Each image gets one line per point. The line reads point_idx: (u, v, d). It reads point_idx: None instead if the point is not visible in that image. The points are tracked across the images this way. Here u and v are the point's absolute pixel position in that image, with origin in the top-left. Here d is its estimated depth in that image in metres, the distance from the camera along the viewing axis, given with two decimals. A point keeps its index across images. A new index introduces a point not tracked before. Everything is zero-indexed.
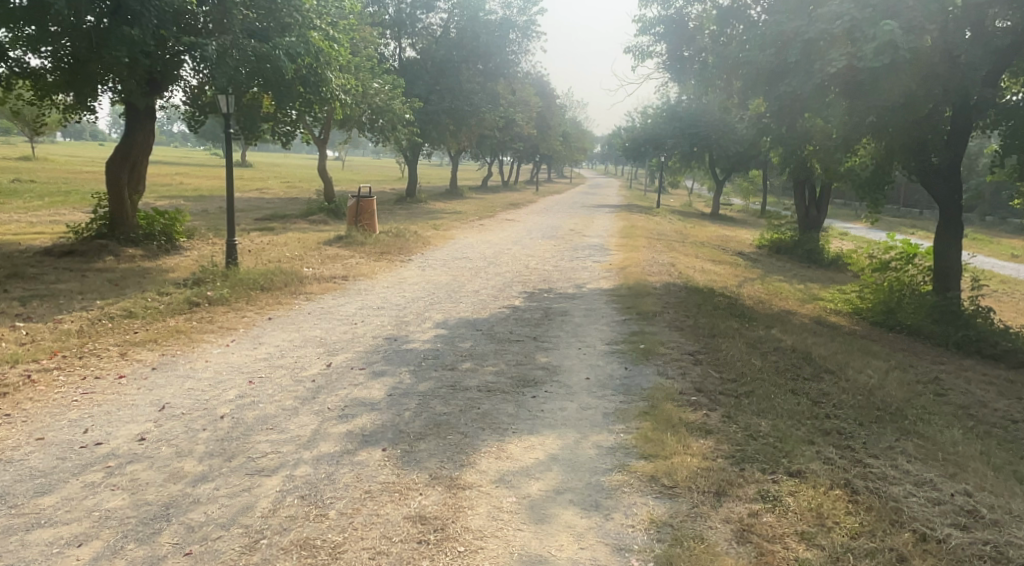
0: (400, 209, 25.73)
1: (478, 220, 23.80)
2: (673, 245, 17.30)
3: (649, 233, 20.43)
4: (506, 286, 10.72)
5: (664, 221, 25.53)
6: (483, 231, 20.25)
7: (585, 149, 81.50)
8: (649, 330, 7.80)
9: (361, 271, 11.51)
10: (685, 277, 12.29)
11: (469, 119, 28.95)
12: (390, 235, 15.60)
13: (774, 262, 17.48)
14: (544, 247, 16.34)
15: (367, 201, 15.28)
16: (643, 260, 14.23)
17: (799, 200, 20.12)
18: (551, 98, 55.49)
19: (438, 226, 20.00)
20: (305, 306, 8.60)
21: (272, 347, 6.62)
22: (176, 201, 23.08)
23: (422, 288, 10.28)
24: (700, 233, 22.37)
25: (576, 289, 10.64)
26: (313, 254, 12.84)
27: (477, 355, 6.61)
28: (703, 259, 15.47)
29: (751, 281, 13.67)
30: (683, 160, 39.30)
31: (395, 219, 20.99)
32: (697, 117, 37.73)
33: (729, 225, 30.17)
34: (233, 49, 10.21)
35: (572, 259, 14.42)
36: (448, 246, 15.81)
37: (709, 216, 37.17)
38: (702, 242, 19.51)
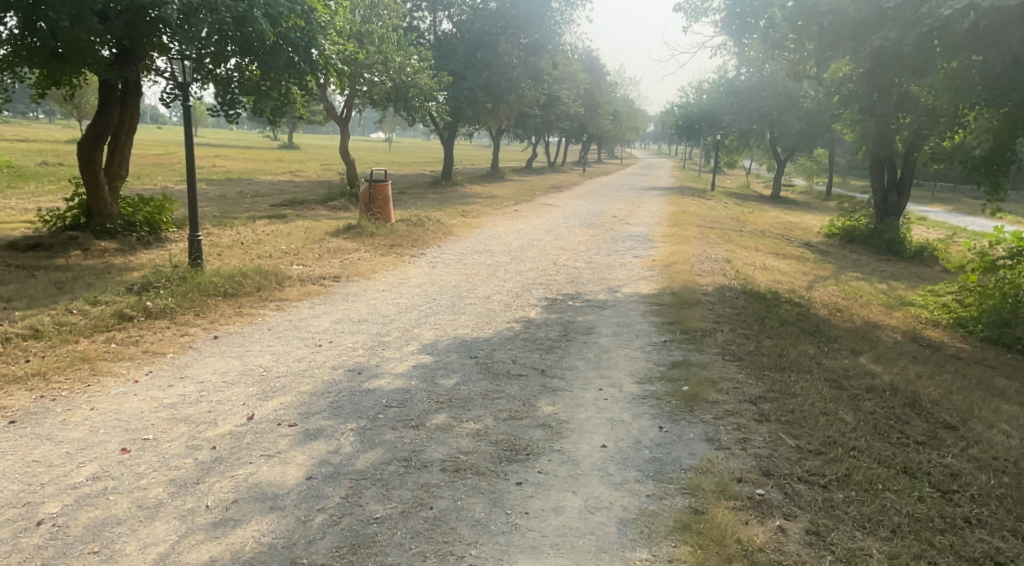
0: (433, 193, 24.24)
1: (514, 205, 22.07)
2: (728, 236, 15.22)
3: (701, 220, 18.28)
4: (524, 290, 8.99)
5: (718, 205, 23.34)
6: (516, 218, 18.48)
7: (637, 129, 78.52)
8: (696, 361, 5.94)
9: (359, 269, 9.95)
10: (743, 278, 10.29)
11: (507, 95, 27.05)
12: (407, 224, 14.04)
13: (848, 255, 15.18)
14: (579, 238, 14.49)
15: (381, 186, 13.69)
16: (693, 254, 12.26)
17: (876, 182, 17.66)
18: (600, 74, 53.05)
19: (467, 213, 18.33)
20: (270, 318, 7.04)
21: (192, 385, 5.05)
22: (199, 186, 22.05)
23: (423, 293, 8.63)
24: (759, 220, 20.14)
25: (607, 295, 8.82)
26: (313, 248, 11.35)
27: (457, 402, 4.90)
28: (764, 253, 13.37)
29: (822, 280, 11.56)
30: (741, 138, 36.63)
31: (422, 206, 19.44)
32: (757, 92, 34.88)
33: (792, 209, 27.61)
34: (206, 10, 8.55)
35: (609, 252, 12.57)
36: (472, 236, 14.15)
37: (769, 199, 34.45)
38: (762, 231, 17.29)
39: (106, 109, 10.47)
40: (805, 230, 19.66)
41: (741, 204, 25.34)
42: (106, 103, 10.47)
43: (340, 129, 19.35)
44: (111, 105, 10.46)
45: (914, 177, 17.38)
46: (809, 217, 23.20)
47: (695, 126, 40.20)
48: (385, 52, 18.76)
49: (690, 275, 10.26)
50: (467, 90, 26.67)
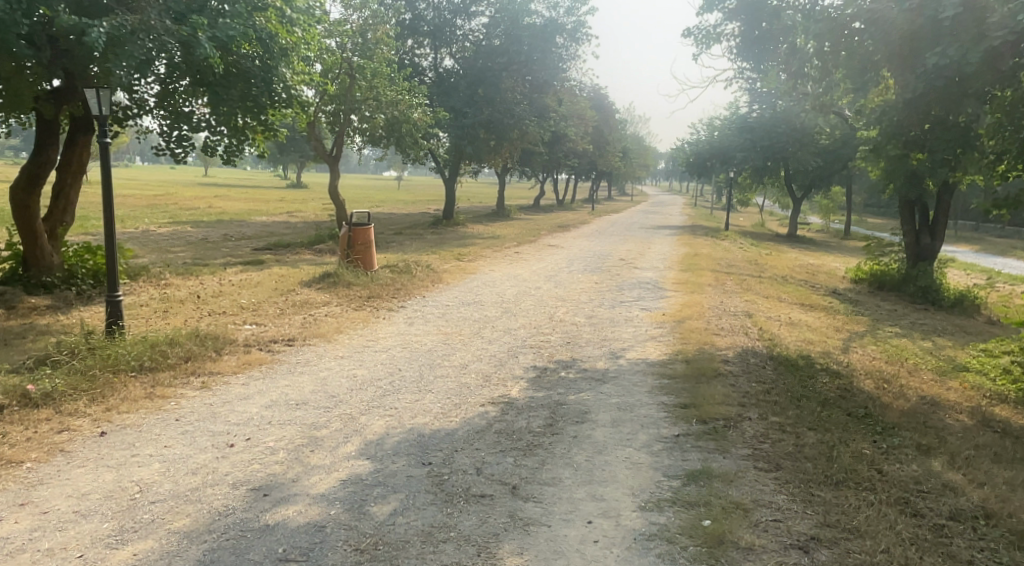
0: (431, 235, 23.07)
1: (516, 247, 20.85)
2: (747, 283, 13.83)
3: (715, 264, 16.89)
4: (510, 355, 7.63)
5: (733, 246, 21.99)
6: (516, 262, 17.21)
7: (647, 166, 77.72)
8: (720, 471, 4.51)
9: (323, 327, 8.64)
10: (767, 338, 8.88)
11: (510, 133, 26.04)
12: (391, 271, 12.78)
13: (881, 305, 13.71)
14: (582, 286, 13.17)
15: (363, 229, 12.48)
16: (707, 306, 10.86)
17: (906, 222, 16.38)
18: (609, 111, 52.28)
19: (462, 257, 17.08)
20: (186, 402, 5.69)
21: (25, 522, 3.67)
22: (183, 228, 20.96)
23: (389, 361, 7.27)
24: (778, 263, 18.75)
25: (608, 363, 7.41)
26: (278, 302, 10.08)
27: (387, 548, 3.51)
28: (788, 304, 11.95)
29: (857, 338, 10.11)
30: (755, 175, 35.40)
31: (415, 250, 18.23)
32: (771, 128, 33.71)
33: (812, 250, 26.21)
34: (143, 35, 7.33)
35: (613, 304, 11.19)
36: (463, 284, 12.87)
37: (785, 238, 33.07)
38: (783, 276, 15.87)
39: (44, 149, 9.34)
40: (829, 274, 18.22)
41: (758, 244, 23.97)
42: (43, 143, 9.33)
43: (330, 168, 18.27)
44: (50, 145, 9.35)
45: (948, 220, 16.13)
46: (831, 259, 21.78)
47: (706, 163, 39.08)
48: (377, 87, 17.78)
49: (706, 333, 8.86)
50: (468, 127, 25.67)
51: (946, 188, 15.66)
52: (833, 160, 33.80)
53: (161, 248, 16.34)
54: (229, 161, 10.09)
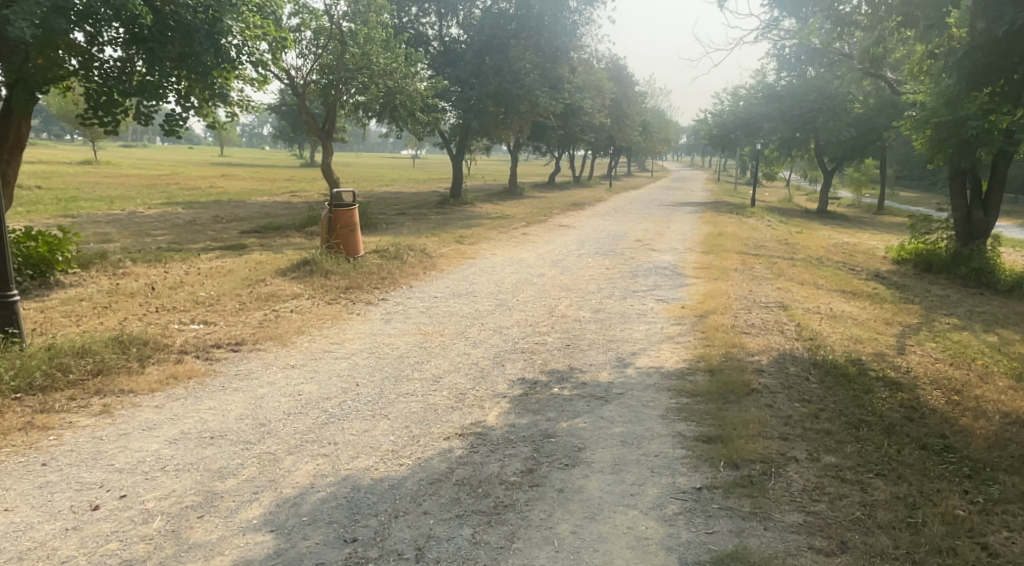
0: (438, 216, 21.81)
1: (525, 227, 19.53)
2: (779, 267, 12.36)
3: (741, 245, 15.39)
4: (495, 364, 6.33)
5: (760, 224, 20.46)
6: (523, 245, 15.90)
7: (668, 140, 75.56)
8: (760, 558, 3.18)
9: (282, 328, 7.38)
10: (807, 337, 7.46)
11: (520, 104, 24.56)
12: (379, 258, 11.54)
13: (930, 290, 12.18)
14: (592, 273, 11.79)
15: (346, 210, 11.22)
16: (733, 296, 9.46)
17: (955, 196, 14.77)
18: (628, 83, 50.33)
19: (464, 240, 15.78)
20: (69, 437, 4.49)
21: None
22: (174, 210, 19.89)
23: (347, 373, 6.00)
24: (810, 243, 17.20)
25: (615, 375, 6.07)
26: (242, 294, 8.89)
27: None
28: (827, 293, 10.48)
29: (912, 333, 8.64)
30: (783, 148, 33.53)
31: (415, 232, 16.98)
32: (801, 97, 31.76)
33: (844, 227, 24.51)
34: None
35: (625, 293, 9.83)
36: (458, 271, 11.58)
37: (814, 214, 31.29)
38: (817, 258, 14.37)
39: None
40: (866, 254, 16.65)
41: (785, 221, 22.36)
42: None
43: (322, 144, 17.02)
44: None
45: (1004, 193, 14.51)
46: (868, 237, 20.14)
47: (730, 136, 37.18)
48: (369, 55, 16.45)
49: (733, 332, 7.48)
50: (475, 99, 24.25)
51: (1001, 156, 14.15)
52: (867, 131, 31.81)
53: (142, 232, 15.25)
54: (173, 133, 8.78)
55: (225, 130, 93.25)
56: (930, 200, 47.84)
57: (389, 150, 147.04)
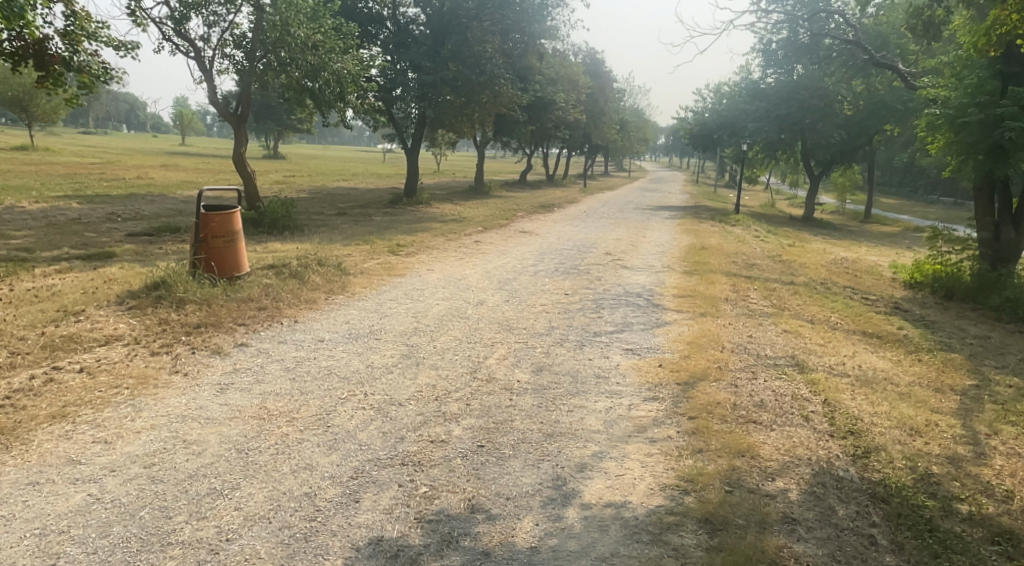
0: (384, 218, 19.21)
1: (479, 234, 16.94)
2: (780, 299, 9.92)
3: (728, 263, 12.97)
4: (343, 498, 3.74)
5: (746, 235, 18.20)
6: (472, 256, 13.39)
7: (648, 140, 73.55)
8: None
9: (30, 410, 4.68)
10: (847, 431, 4.98)
11: (481, 93, 22.02)
12: (269, 279, 8.92)
13: (964, 329, 9.84)
14: (545, 303, 9.22)
15: (223, 215, 8.52)
16: (727, 347, 7.00)
17: (980, 209, 12.76)
18: (605, 78, 47.99)
19: (400, 251, 13.14)
20: None
21: None
22: (68, 205, 16.97)
23: (61, 529, 3.37)
24: (805, 260, 14.94)
25: (541, 533, 3.51)
26: (31, 335, 6.22)
27: None
28: (847, 341, 8.06)
29: (978, 407, 6.21)
30: (767, 150, 31.46)
31: (346, 239, 14.31)
32: (788, 96, 29.69)
33: (835, 239, 22.41)
34: None
35: (583, 338, 7.32)
36: (372, 298, 8.97)
37: (799, 221, 29.15)
38: (819, 281, 12.03)
39: None
40: (872, 275, 14.38)
41: (774, 232, 20.03)
42: None
43: (236, 132, 14.27)
44: None
45: None
46: (867, 253, 17.96)
47: (712, 137, 35.02)
48: (289, 26, 13.36)
49: (735, 423, 4.97)
50: (431, 85, 21.66)
51: None
52: (858, 135, 29.87)
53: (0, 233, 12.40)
54: None
55: (186, 118, 89.12)
56: (912, 208, 46.21)
57: (362, 143, 143.32)
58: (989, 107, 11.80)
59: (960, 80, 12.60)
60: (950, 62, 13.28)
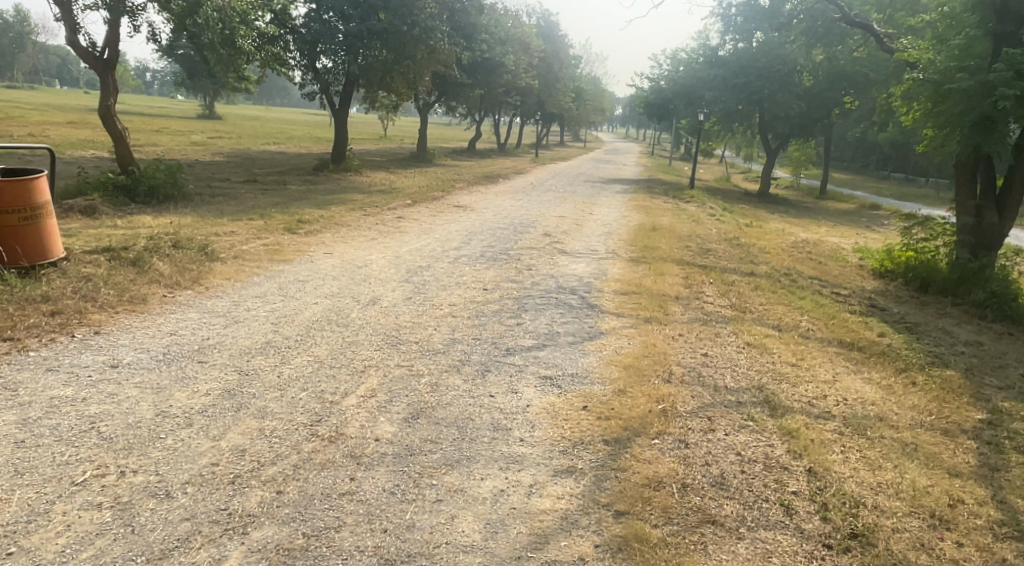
0: (300, 187, 17.00)
1: (405, 208, 14.94)
2: (743, 297, 8.29)
3: (681, 247, 11.34)
4: None
5: (702, 212, 16.63)
6: (387, 236, 11.44)
7: (604, 110, 71.82)
8: None
9: None
10: (848, 534, 3.35)
11: (414, 48, 19.80)
12: (89, 270, 6.83)
13: (950, 333, 8.40)
14: (453, 301, 7.39)
15: (11, 181, 6.31)
16: (674, 374, 5.31)
17: (961, 191, 11.48)
18: (560, 41, 45.82)
19: (299, 229, 11.10)
20: None
21: None
22: None
23: None
24: (765, 243, 13.45)
25: None
26: None
27: None
28: (824, 357, 6.45)
29: (1003, 463, 4.67)
30: (723, 121, 30.02)
31: (239, 213, 12.16)
32: (747, 64, 28.23)
33: (794, 217, 21.10)
34: None
35: (489, 359, 5.53)
36: (230, 295, 6.99)
37: (755, 198, 27.91)
38: (782, 270, 10.48)
39: None
40: (837, 261, 12.96)
41: (731, 210, 18.53)
42: None
43: (102, 81, 11.85)
44: None
45: None
46: (829, 236, 16.63)
47: (668, 106, 33.42)
48: None
49: (683, 528, 3.26)
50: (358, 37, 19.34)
51: None
52: (818, 107, 28.63)
53: None
54: None
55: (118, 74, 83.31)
56: (865, 184, 45.69)
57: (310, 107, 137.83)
58: (979, 72, 10.26)
59: (945, 42, 11.02)
60: (934, 20, 11.70)
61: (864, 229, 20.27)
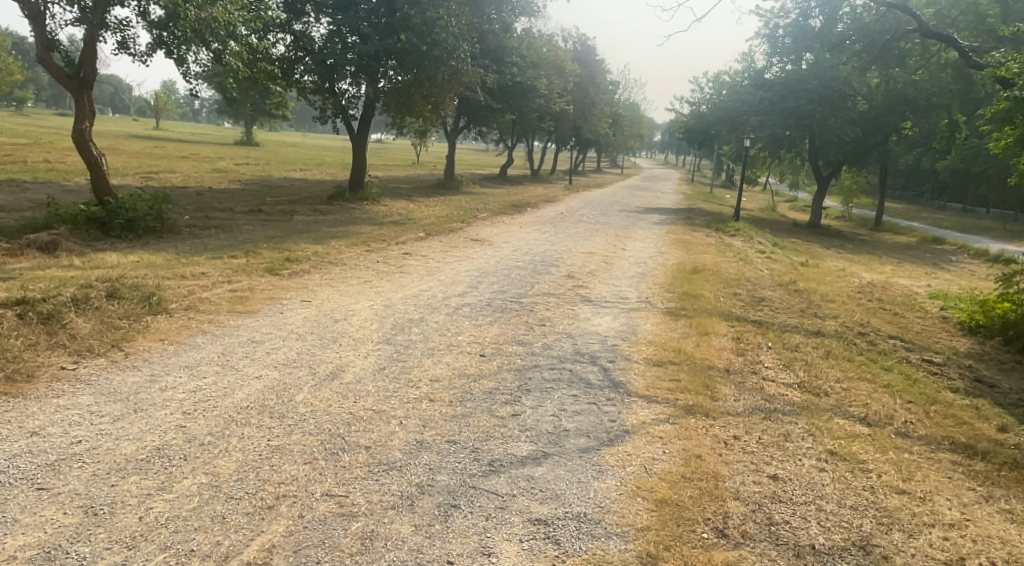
0: (306, 218, 15.68)
1: (416, 243, 13.45)
2: (813, 370, 6.48)
3: (728, 295, 9.57)
4: None
5: (749, 250, 14.78)
6: (385, 278, 9.94)
7: (642, 136, 70.11)
8: None
9: None
10: None
11: (434, 69, 18.55)
12: None
13: None
14: (435, 375, 5.74)
15: None
16: (728, 522, 3.58)
17: None
18: (596, 65, 44.49)
19: (282, 270, 9.65)
20: None
21: None
22: None
23: None
24: (826, 288, 11.56)
25: None
26: None
27: None
28: (939, 473, 4.63)
29: None
30: (770, 147, 28.09)
31: (223, 249, 10.82)
32: (797, 86, 26.19)
33: (851, 253, 19.02)
34: None
35: (460, 484, 3.87)
36: (152, 367, 5.47)
37: (805, 229, 25.81)
38: (854, 327, 8.61)
39: None
40: (915, 311, 10.98)
41: (782, 246, 16.61)
42: None
43: (76, 100, 10.76)
44: None
45: None
46: (898, 279, 14.56)
47: (710, 131, 31.61)
48: None
49: None
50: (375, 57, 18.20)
51: None
52: (874, 132, 26.51)
53: None
54: None
55: (160, 102, 84.81)
56: (919, 214, 42.93)
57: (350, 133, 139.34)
58: None
59: None
60: None
61: (931, 268, 18.09)
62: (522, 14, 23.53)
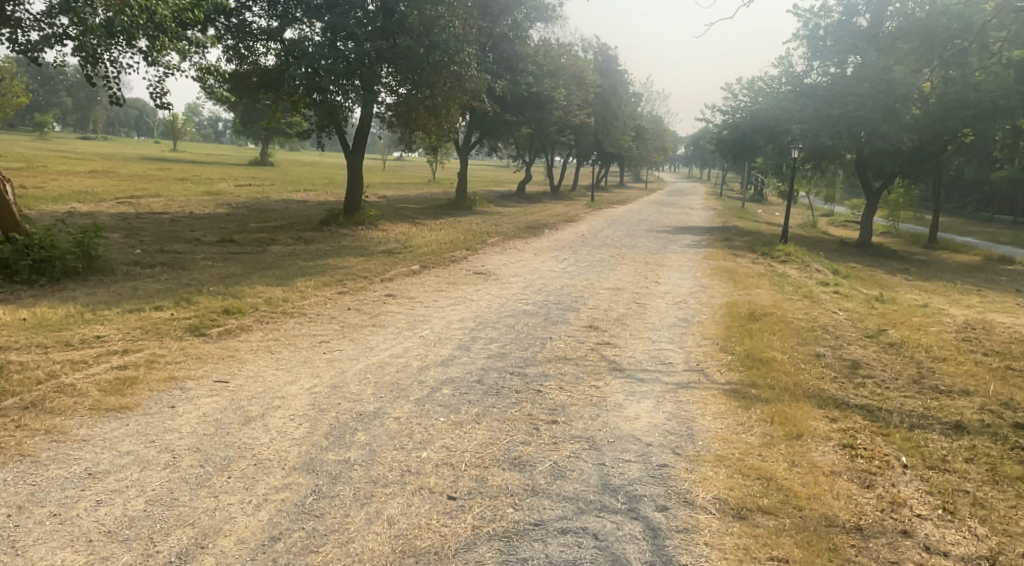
0: (285, 249, 13.47)
1: (406, 279, 11.11)
2: (998, 522, 3.95)
3: (808, 357, 7.05)
4: None
5: (811, 282, 12.22)
6: (349, 336, 7.57)
7: (667, 149, 67.37)
8: None
9: None
10: None
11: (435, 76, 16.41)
12: None
13: None
14: (361, 555, 3.34)
15: None
16: None
17: None
18: (619, 75, 42.15)
19: (211, 328, 7.33)
20: None
21: None
22: None
23: None
24: (924, 336, 8.99)
25: None
26: None
27: None
28: None
29: None
30: (812, 158, 25.47)
31: (151, 297, 8.57)
32: (843, 91, 23.58)
33: (923, 280, 16.32)
34: None
35: None
36: None
37: (857, 249, 23.11)
38: (997, 408, 6.05)
39: None
40: None
41: (845, 274, 13.99)
42: None
43: None
44: None
45: None
46: (998, 317, 11.86)
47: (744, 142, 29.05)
48: None
49: None
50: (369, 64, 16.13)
51: None
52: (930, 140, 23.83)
53: None
54: None
55: (175, 125, 83.75)
56: (972, 228, 39.69)
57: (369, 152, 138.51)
58: None
59: None
60: None
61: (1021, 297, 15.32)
62: (535, 18, 21.34)
